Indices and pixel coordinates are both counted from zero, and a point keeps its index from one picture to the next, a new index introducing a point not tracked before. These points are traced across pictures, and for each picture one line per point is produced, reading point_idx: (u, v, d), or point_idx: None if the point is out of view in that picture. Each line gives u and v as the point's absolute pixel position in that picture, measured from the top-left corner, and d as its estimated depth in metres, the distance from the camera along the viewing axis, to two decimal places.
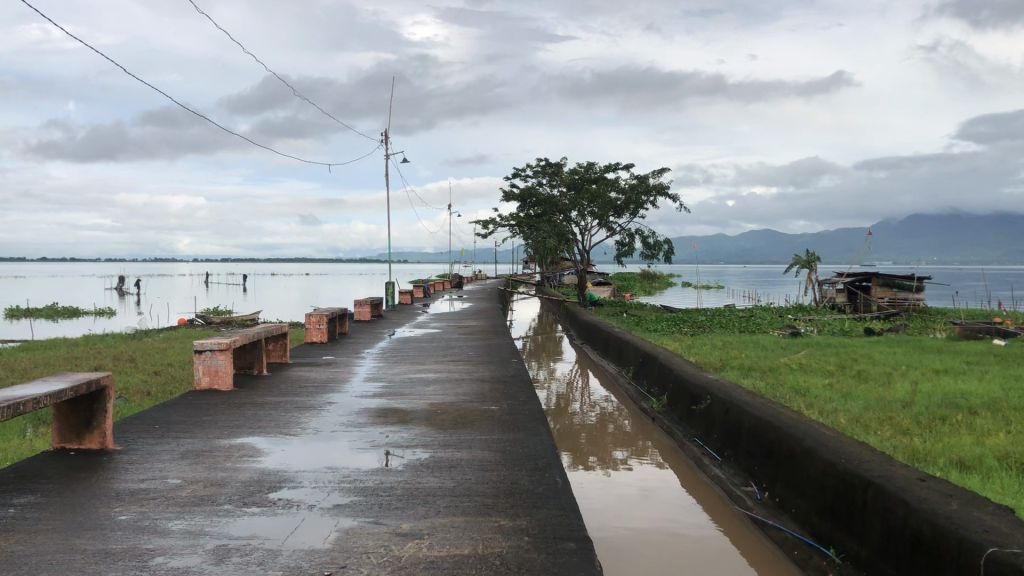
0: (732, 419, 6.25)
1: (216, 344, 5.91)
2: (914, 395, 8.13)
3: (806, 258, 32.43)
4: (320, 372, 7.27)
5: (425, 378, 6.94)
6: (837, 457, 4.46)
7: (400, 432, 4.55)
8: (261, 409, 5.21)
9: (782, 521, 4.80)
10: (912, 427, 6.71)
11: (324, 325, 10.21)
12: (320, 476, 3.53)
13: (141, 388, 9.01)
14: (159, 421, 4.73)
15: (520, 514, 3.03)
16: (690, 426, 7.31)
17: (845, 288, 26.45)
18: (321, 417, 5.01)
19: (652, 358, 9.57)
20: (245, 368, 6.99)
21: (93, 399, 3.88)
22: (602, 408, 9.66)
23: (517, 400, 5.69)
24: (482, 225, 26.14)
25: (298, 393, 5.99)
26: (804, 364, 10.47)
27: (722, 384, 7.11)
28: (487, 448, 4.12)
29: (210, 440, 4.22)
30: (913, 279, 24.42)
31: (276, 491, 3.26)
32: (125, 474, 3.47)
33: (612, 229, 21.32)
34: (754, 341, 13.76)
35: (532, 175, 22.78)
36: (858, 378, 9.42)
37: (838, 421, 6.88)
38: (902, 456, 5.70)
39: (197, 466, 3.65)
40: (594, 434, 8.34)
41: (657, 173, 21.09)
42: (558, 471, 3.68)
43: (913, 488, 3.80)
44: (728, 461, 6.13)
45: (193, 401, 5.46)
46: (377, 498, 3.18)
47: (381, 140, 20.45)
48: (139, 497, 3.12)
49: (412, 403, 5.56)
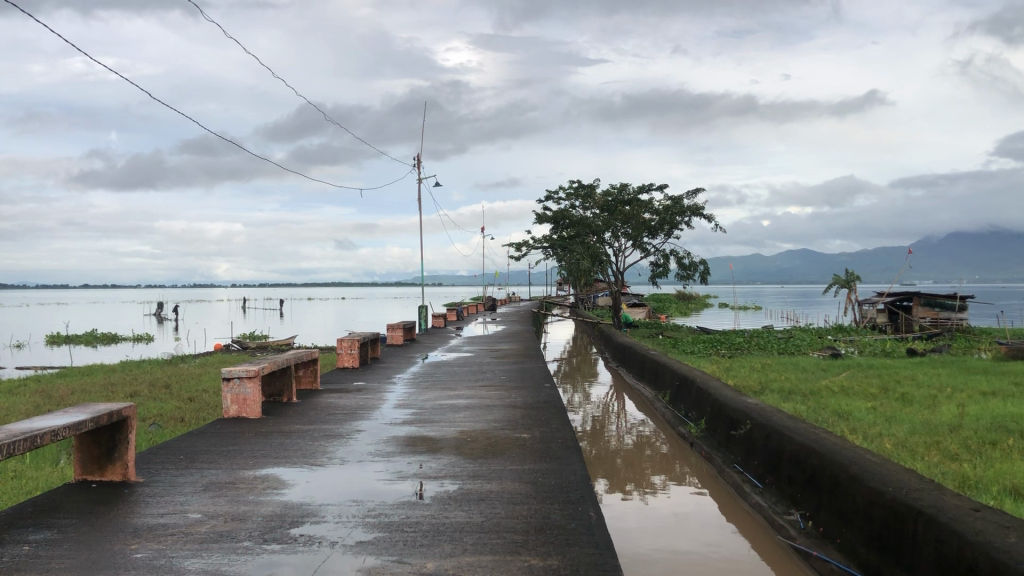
0: (772, 444, 6.04)
1: (245, 371, 5.83)
2: (962, 419, 7.84)
3: (845, 278, 31.89)
4: (350, 399, 7.16)
5: (455, 404, 6.81)
6: (885, 485, 4.25)
7: (430, 462, 4.42)
8: (288, 437, 5.12)
9: (827, 552, 4.59)
10: (961, 453, 6.45)
11: (355, 350, 10.13)
12: (345, 510, 3.40)
13: (174, 414, 8.98)
14: (185, 451, 4.64)
15: (551, 552, 2.88)
16: (730, 452, 7.08)
17: (886, 308, 25.97)
18: (349, 446, 4.90)
19: (689, 381, 9.35)
20: (274, 396, 6.90)
21: (115, 429, 3.81)
22: (638, 432, 9.45)
23: (550, 428, 5.54)
24: (516, 248, 26.04)
25: (326, 420, 5.90)
26: (845, 387, 10.21)
27: (762, 408, 6.90)
28: (517, 480, 3.98)
29: (235, 472, 4.12)
30: (955, 299, 23.89)
31: (297, 526, 3.13)
32: (146, 509, 3.36)
33: (646, 250, 21.14)
34: (794, 363, 13.48)
35: (564, 197, 22.68)
36: (903, 401, 9.13)
37: (883, 446, 6.64)
38: (952, 483, 5.46)
39: (218, 500, 3.54)
40: (630, 458, 8.14)
41: (692, 193, 20.88)
42: (592, 505, 3.52)
43: (966, 519, 3.59)
44: (769, 488, 5.90)
45: (221, 430, 5.37)
46: (403, 535, 3.05)
47: (413, 164, 20.55)
48: (157, 533, 3.02)
49: (441, 431, 5.44)
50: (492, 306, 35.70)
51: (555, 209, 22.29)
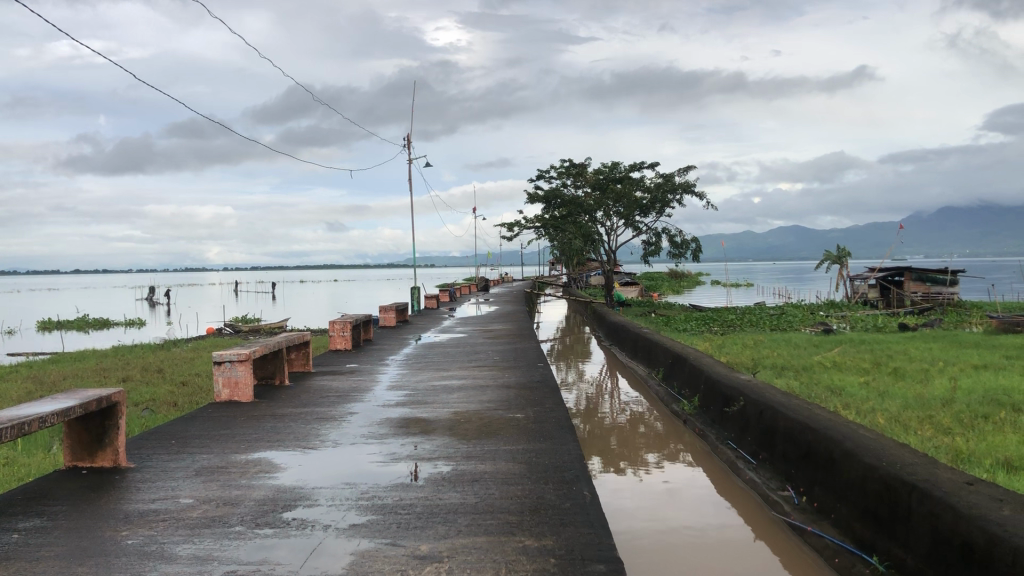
0: (766, 421, 6.04)
1: (236, 355, 5.79)
2: (954, 392, 7.86)
3: (836, 254, 31.93)
4: (343, 381, 7.14)
5: (449, 385, 6.80)
6: (879, 460, 4.24)
7: (423, 444, 4.39)
8: (281, 421, 5.10)
9: (821, 527, 4.59)
10: (954, 426, 6.46)
11: (347, 332, 10.08)
12: (338, 493, 3.38)
13: (167, 398, 8.93)
14: (177, 435, 4.61)
15: (546, 532, 2.86)
16: (723, 429, 7.09)
17: (877, 283, 26.00)
18: (341, 428, 4.88)
19: (682, 359, 9.34)
20: (266, 378, 6.87)
21: (104, 415, 3.77)
22: (632, 411, 9.46)
23: (544, 407, 5.53)
24: (507, 228, 25.97)
25: (319, 403, 5.87)
26: (838, 362, 10.23)
27: (755, 384, 6.89)
28: (511, 460, 3.96)
29: (227, 455, 4.10)
30: (946, 273, 23.94)
31: (290, 510, 3.11)
32: (137, 495, 3.33)
33: (638, 229, 21.10)
34: (787, 339, 13.49)
35: (556, 175, 22.58)
36: (895, 376, 9.14)
37: (877, 421, 6.64)
38: (945, 456, 5.47)
39: (211, 484, 3.51)
40: (624, 436, 8.15)
41: (683, 171, 20.84)
42: (586, 485, 3.50)
43: (960, 493, 3.58)
44: (763, 464, 5.91)
45: (213, 414, 5.33)
46: (396, 517, 3.03)
47: (404, 145, 20.48)
48: (149, 519, 2.99)
49: (435, 412, 5.41)
50: (484, 287, 35.63)
51: (547, 189, 22.19)
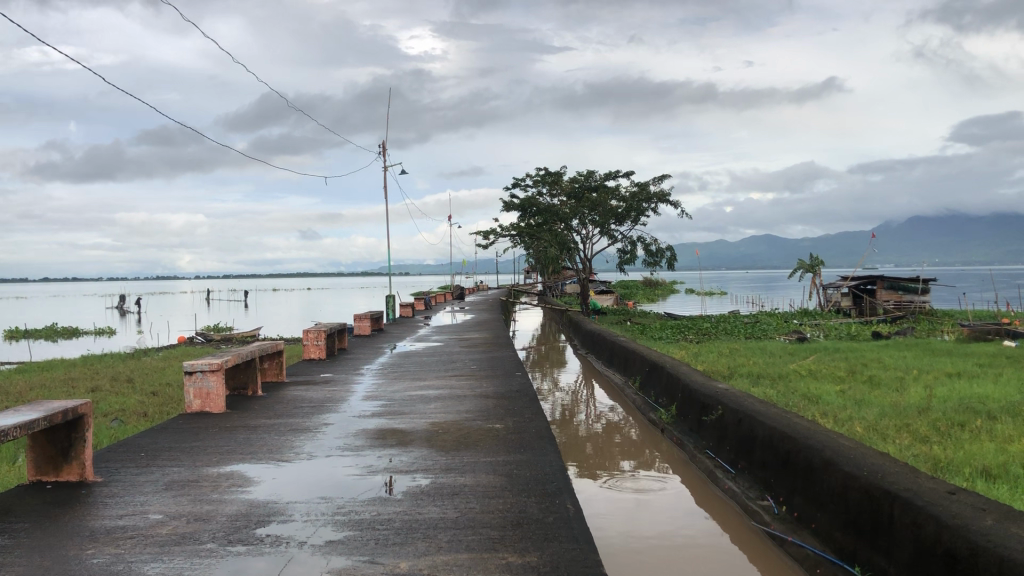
0: (744, 429, 5.99)
1: (207, 365, 5.65)
2: (929, 400, 7.86)
3: (809, 262, 32.16)
4: (317, 391, 7.03)
5: (425, 395, 6.72)
6: (860, 470, 4.19)
7: (400, 455, 4.30)
8: (253, 432, 4.97)
9: (801, 537, 4.54)
10: (931, 434, 6.47)
11: (322, 341, 9.96)
12: (314, 507, 3.28)
13: (137, 409, 8.75)
14: (147, 447, 4.48)
15: (530, 548, 2.78)
16: (701, 438, 7.03)
17: (850, 292, 26.23)
18: (316, 440, 4.77)
19: (659, 367, 9.28)
20: (238, 389, 6.74)
21: (71, 427, 3.65)
22: (608, 419, 9.40)
23: (523, 417, 5.44)
24: (482, 236, 25.87)
25: (293, 413, 5.76)
26: (813, 370, 10.26)
27: (733, 393, 6.84)
28: (491, 472, 3.87)
29: (198, 468, 3.98)
30: (918, 282, 24.17)
31: (263, 526, 3.01)
32: (104, 510, 3.22)
33: (614, 237, 21.11)
34: (761, 347, 13.50)
35: (531, 184, 22.54)
36: (871, 383, 9.18)
37: (854, 429, 6.62)
38: (923, 464, 5.46)
39: (181, 499, 3.40)
40: (600, 445, 8.08)
41: (657, 179, 20.89)
42: (570, 498, 3.43)
43: (943, 502, 3.54)
44: (742, 473, 5.85)
45: (185, 426, 5.18)
46: (375, 533, 2.93)
47: (379, 154, 20.40)
48: (115, 536, 2.87)
49: (412, 423, 5.31)
50: (460, 295, 35.48)
51: (522, 197, 22.12)
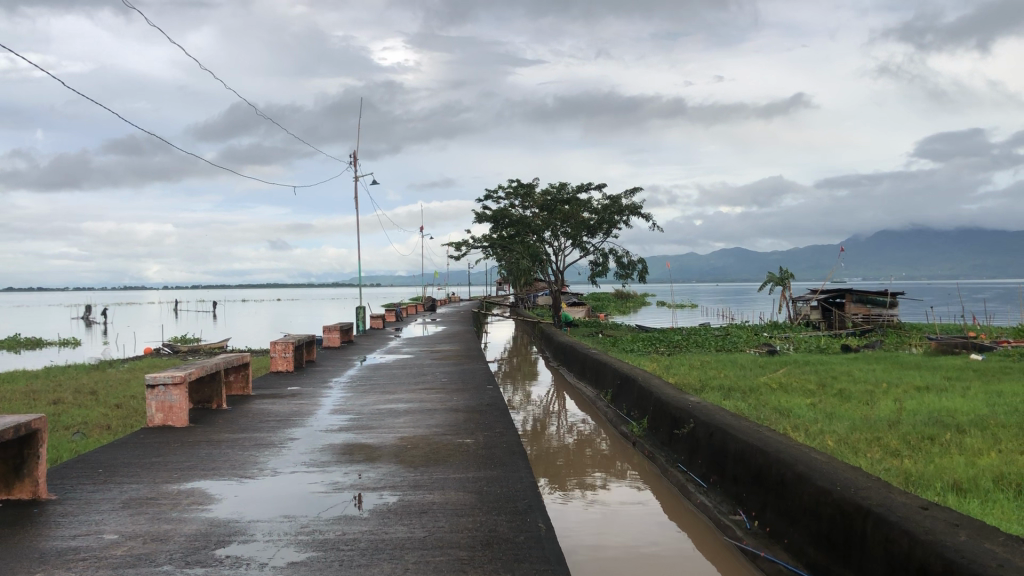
0: (717, 442, 5.94)
1: (170, 378, 5.51)
2: (899, 414, 7.86)
3: (779, 275, 32.34)
4: (283, 404, 6.89)
5: (395, 408, 6.62)
6: (832, 484, 4.15)
7: (367, 472, 4.19)
8: (215, 447, 4.84)
9: (774, 552, 4.49)
10: (901, 448, 6.45)
11: (289, 353, 9.80)
12: (276, 527, 3.17)
13: (99, 422, 8.53)
14: (103, 463, 4.33)
15: (498, 570, 2.69)
16: (672, 451, 6.97)
17: (818, 305, 26.40)
18: (281, 455, 4.65)
19: (631, 381, 9.23)
20: (203, 402, 6.60)
21: (24, 444, 3.51)
22: (579, 432, 9.34)
23: (493, 432, 5.35)
24: (455, 248, 25.75)
25: (258, 427, 5.63)
26: (783, 383, 10.28)
27: (705, 406, 6.79)
28: (461, 489, 3.79)
29: (157, 486, 3.84)
30: (886, 295, 24.34)
31: (223, 547, 2.90)
32: (57, 530, 3.09)
33: (586, 250, 21.10)
34: (732, 360, 13.50)
35: (504, 196, 22.47)
36: (841, 396, 9.21)
37: (825, 443, 6.59)
38: (894, 479, 5.44)
39: (138, 518, 3.28)
40: (571, 458, 8.02)
41: (629, 192, 20.90)
42: (540, 516, 3.35)
43: (915, 517, 3.50)
44: (714, 488, 5.79)
45: (146, 440, 5.04)
46: (339, 554, 2.83)
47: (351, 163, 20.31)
48: (67, 558, 2.75)
49: (381, 438, 5.20)
50: (431, 307, 35.29)
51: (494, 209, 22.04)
